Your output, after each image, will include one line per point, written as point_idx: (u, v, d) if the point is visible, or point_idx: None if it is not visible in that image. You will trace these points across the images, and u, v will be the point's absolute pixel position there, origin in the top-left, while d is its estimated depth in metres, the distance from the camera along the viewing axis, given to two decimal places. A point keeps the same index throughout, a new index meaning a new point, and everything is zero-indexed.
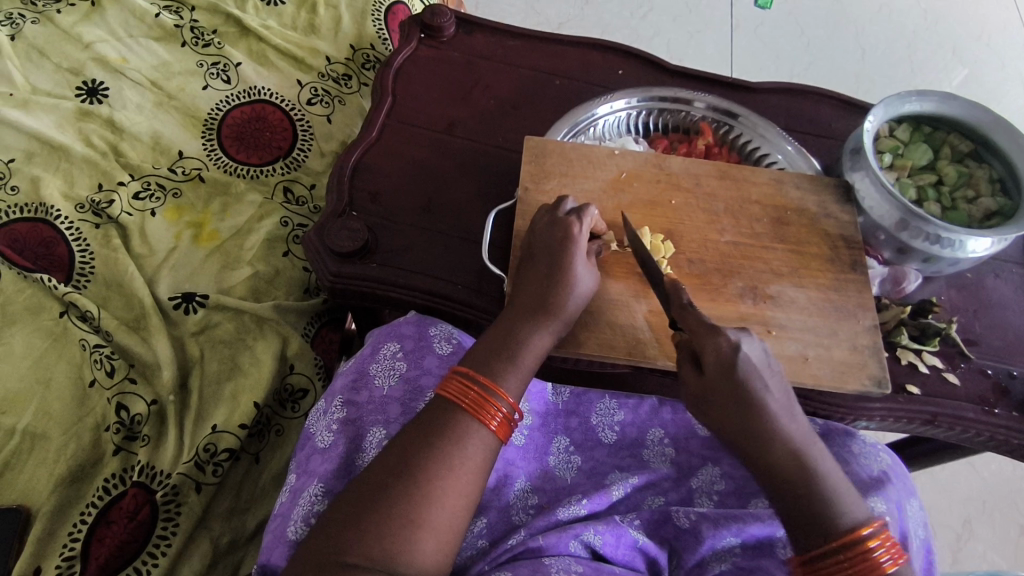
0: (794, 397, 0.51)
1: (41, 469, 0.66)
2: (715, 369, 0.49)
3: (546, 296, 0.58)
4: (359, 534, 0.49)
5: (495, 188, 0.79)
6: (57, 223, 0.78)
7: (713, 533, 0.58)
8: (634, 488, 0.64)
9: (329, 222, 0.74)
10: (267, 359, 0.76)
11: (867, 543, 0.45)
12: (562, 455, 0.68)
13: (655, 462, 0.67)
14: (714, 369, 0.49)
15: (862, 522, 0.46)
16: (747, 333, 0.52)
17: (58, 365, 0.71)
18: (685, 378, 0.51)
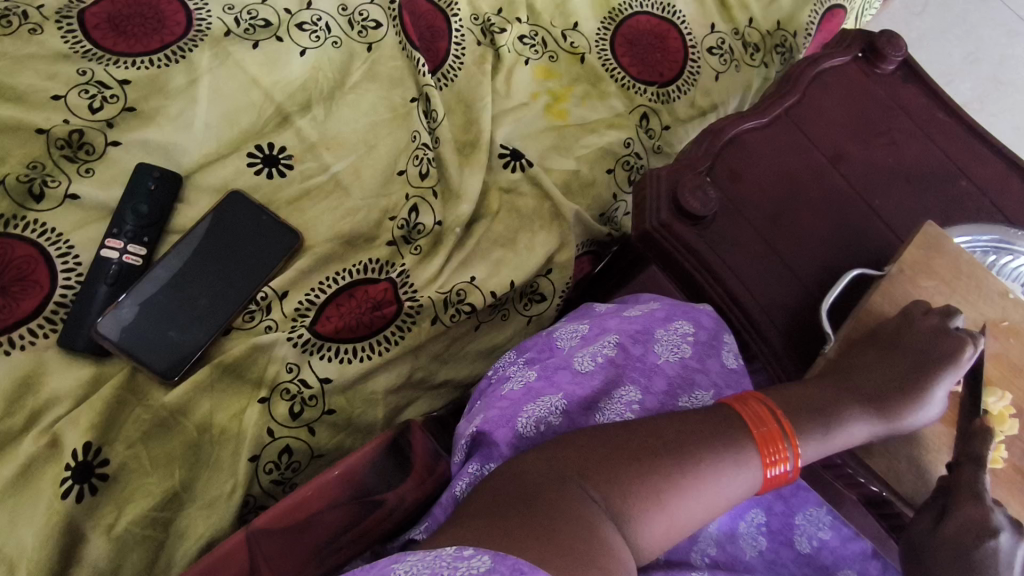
0: None
1: (328, 216, 0.69)
2: (954, 529, 0.49)
3: (887, 394, 0.53)
4: (611, 477, 0.46)
5: (852, 245, 0.71)
6: (450, 18, 0.79)
7: None
8: None
9: (686, 173, 0.70)
10: (542, 252, 0.74)
11: None
12: (751, 529, 0.63)
13: None
14: (949, 539, 0.49)
15: None
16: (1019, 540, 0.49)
17: (387, 140, 0.73)
18: (918, 521, 0.52)
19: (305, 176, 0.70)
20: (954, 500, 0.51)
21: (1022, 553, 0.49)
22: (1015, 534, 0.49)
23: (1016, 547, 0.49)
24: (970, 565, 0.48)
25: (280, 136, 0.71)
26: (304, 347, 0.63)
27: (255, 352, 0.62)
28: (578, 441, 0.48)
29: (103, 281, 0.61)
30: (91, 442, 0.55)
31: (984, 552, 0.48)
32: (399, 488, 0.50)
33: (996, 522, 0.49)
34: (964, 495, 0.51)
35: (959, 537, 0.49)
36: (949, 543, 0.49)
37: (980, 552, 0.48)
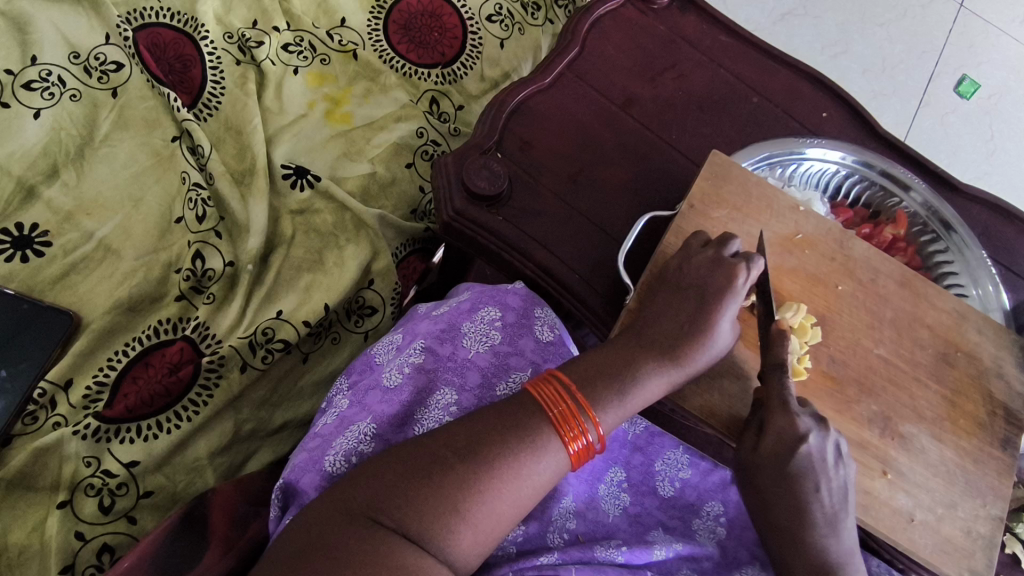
0: (850, 506, 0.51)
1: (104, 285, 0.64)
2: (772, 447, 0.51)
3: (677, 339, 0.52)
4: (404, 500, 0.43)
5: (654, 187, 0.71)
6: (200, 43, 0.74)
7: None
8: (676, 555, 0.60)
9: (471, 155, 0.68)
10: (353, 266, 0.70)
11: None
12: (613, 488, 0.63)
13: (701, 537, 0.62)
14: (767, 457, 0.51)
15: None
16: (826, 425, 0.51)
17: (154, 188, 0.68)
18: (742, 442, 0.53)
19: (66, 251, 0.64)
20: (767, 412, 0.52)
21: (831, 448, 0.51)
22: (822, 429, 0.51)
23: (825, 442, 0.50)
24: (789, 478, 0.50)
25: (29, 212, 0.65)
26: (98, 435, 0.58)
27: (41, 455, 0.56)
28: (372, 472, 0.45)
29: None
30: None
31: (797, 461, 0.50)
32: (198, 565, 0.46)
33: (804, 430, 0.50)
34: (775, 404, 0.51)
35: (777, 451, 0.50)
36: (766, 463, 0.51)
37: (794, 461, 0.50)
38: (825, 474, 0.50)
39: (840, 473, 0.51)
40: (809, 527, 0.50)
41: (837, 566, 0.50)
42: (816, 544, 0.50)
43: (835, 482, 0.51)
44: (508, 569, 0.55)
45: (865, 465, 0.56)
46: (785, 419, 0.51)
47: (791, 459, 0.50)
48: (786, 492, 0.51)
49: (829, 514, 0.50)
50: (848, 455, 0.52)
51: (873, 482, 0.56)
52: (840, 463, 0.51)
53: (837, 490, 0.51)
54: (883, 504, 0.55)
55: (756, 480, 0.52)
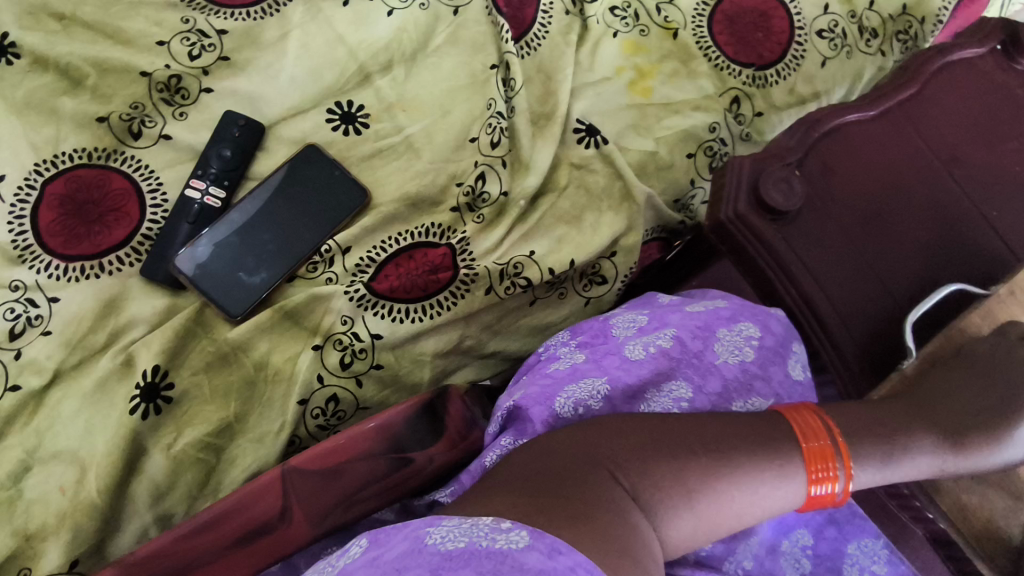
0: None
1: (398, 175, 0.71)
2: None
3: (969, 426, 0.48)
4: (641, 467, 0.44)
5: (956, 259, 0.64)
6: None
7: None
8: None
9: (771, 164, 0.65)
10: (605, 234, 0.71)
11: None
12: (795, 549, 0.60)
13: None
14: None
15: None
16: None
17: (462, 105, 0.73)
18: None
19: (378, 136, 0.72)
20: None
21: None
22: None
23: None
24: None
25: (360, 94, 0.73)
26: (360, 302, 0.65)
27: (314, 301, 0.64)
28: (615, 428, 0.47)
29: (185, 219, 0.66)
30: (160, 364, 0.60)
31: None
32: (428, 448, 0.52)
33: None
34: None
35: None
36: None
37: None
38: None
39: None
40: None
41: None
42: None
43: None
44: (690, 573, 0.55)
45: None
46: None
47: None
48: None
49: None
50: None
51: None
52: None
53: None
54: None
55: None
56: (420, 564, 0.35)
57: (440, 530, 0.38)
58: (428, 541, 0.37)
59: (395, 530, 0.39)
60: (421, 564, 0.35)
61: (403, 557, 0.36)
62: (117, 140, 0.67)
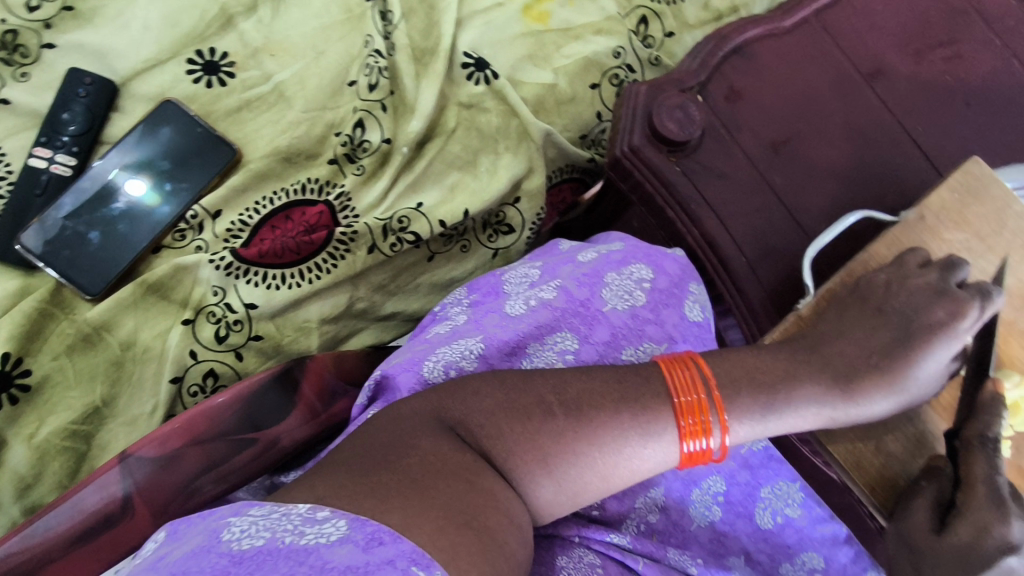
0: None
1: (269, 128, 0.65)
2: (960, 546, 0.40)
3: (860, 371, 0.44)
4: (490, 430, 0.39)
5: (870, 181, 0.58)
6: None
7: None
8: None
9: (668, 89, 0.59)
10: (503, 177, 0.66)
11: None
12: (708, 496, 0.56)
13: None
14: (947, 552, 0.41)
15: None
16: None
17: (336, 45, 0.66)
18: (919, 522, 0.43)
19: (246, 86, 0.65)
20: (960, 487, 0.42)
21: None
22: None
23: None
24: None
25: (222, 40, 0.66)
26: (228, 269, 0.60)
27: (180, 271, 0.59)
28: (465, 388, 0.42)
29: (33, 191, 0.60)
30: (9, 352, 0.55)
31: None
32: (283, 424, 0.49)
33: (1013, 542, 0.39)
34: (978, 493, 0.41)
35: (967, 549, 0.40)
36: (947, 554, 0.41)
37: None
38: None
39: None
40: None
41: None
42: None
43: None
44: (574, 533, 0.50)
45: None
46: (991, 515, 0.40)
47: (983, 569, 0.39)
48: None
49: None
50: None
51: None
52: None
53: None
54: None
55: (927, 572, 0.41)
56: (203, 568, 0.28)
57: (245, 522, 0.31)
58: (224, 536, 0.30)
59: (200, 519, 0.33)
60: (206, 567, 0.28)
61: (186, 560, 0.29)
62: None
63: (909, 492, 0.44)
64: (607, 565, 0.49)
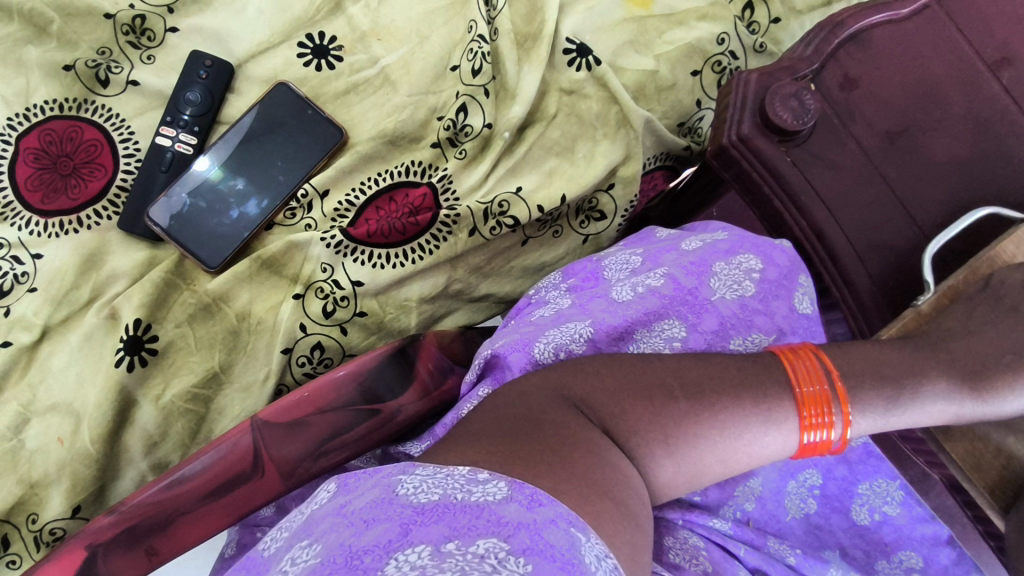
0: None
1: (375, 111, 0.66)
2: None
3: (989, 369, 0.43)
4: (612, 407, 0.40)
5: (987, 174, 0.56)
6: None
7: None
8: None
9: (782, 77, 0.58)
10: (601, 164, 0.67)
11: None
12: (806, 488, 0.56)
13: None
14: None
15: None
16: None
17: (440, 30, 0.68)
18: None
19: (353, 70, 0.67)
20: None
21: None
22: None
23: None
24: None
25: (331, 24, 0.68)
26: (338, 248, 0.62)
27: (293, 248, 0.62)
28: (588, 369, 0.43)
29: (159, 167, 0.64)
30: (141, 318, 0.58)
31: None
32: (399, 398, 0.51)
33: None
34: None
35: None
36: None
37: None
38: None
39: None
40: None
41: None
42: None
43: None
44: (678, 515, 0.51)
45: None
46: None
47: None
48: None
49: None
50: None
51: None
52: None
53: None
54: None
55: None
56: (389, 518, 0.29)
57: (414, 479, 0.32)
58: (399, 491, 0.31)
59: (369, 475, 0.34)
60: (392, 516, 0.29)
61: (371, 509, 0.30)
62: (86, 88, 0.63)
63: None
64: (712, 549, 0.49)
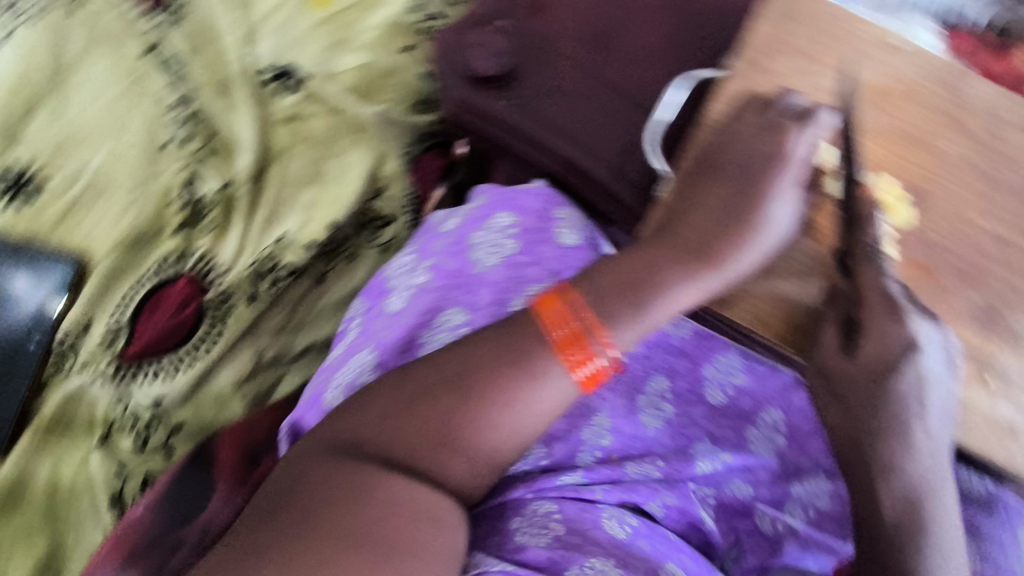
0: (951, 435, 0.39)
1: (103, 223, 0.62)
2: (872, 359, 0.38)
3: (711, 236, 0.42)
4: (387, 434, 0.40)
5: (692, 38, 0.56)
6: None
7: (796, 553, 0.54)
8: (725, 467, 0.57)
9: (467, 29, 0.57)
10: (354, 176, 0.64)
11: None
12: (654, 399, 0.59)
13: (757, 447, 0.58)
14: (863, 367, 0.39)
15: None
16: (940, 326, 0.39)
17: (133, 114, 0.63)
18: (826, 346, 0.40)
19: (61, 191, 0.62)
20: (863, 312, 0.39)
21: (942, 352, 0.39)
22: (936, 332, 0.38)
23: (935, 344, 0.38)
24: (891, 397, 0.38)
25: (19, 156, 0.62)
26: (119, 377, 0.59)
27: (75, 397, 0.59)
28: (356, 403, 0.42)
29: None
30: None
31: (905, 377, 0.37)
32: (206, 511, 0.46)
33: (915, 333, 0.38)
34: (874, 302, 0.40)
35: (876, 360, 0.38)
36: (864, 379, 0.38)
37: (902, 381, 0.37)
38: (933, 387, 0.38)
39: (947, 386, 0.39)
40: (899, 457, 0.38)
41: (930, 501, 0.38)
42: (905, 474, 0.37)
43: (940, 397, 0.39)
44: (525, 492, 0.52)
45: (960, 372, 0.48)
46: (885, 319, 0.39)
47: (894, 371, 0.38)
48: (881, 410, 0.38)
49: (932, 443, 0.38)
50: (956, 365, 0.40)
51: (966, 391, 0.47)
52: (950, 376, 0.39)
53: (941, 406, 0.39)
54: (976, 415, 0.47)
55: (847, 393, 0.39)
56: None
57: None
58: None
59: None
60: None
61: None
62: None
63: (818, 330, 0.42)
64: (566, 507, 0.51)
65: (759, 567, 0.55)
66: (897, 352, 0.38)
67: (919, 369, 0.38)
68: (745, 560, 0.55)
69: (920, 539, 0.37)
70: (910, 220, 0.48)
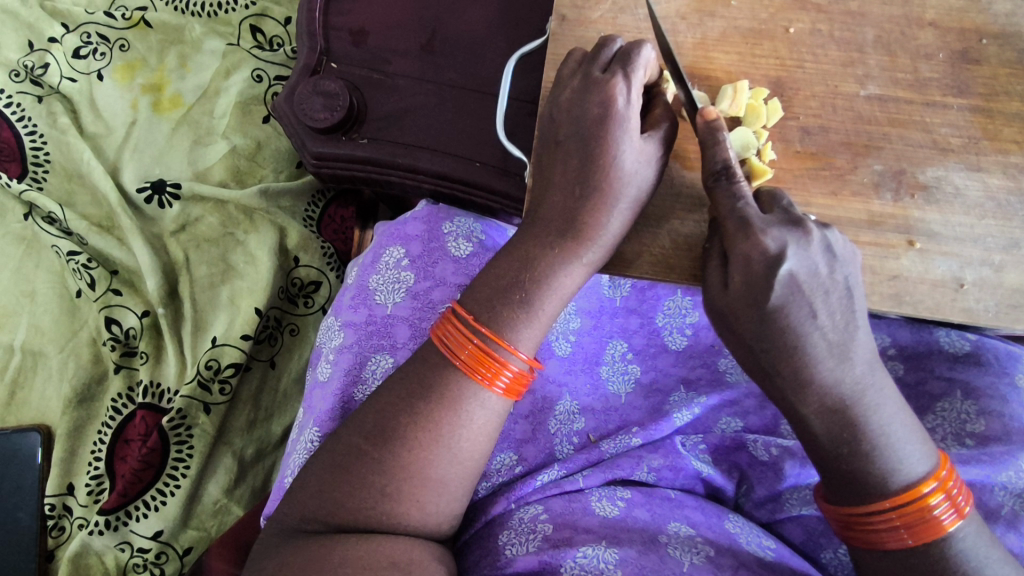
0: (858, 325, 0.37)
1: (50, 385, 0.69)
2: (742, 287, 0.37)
3: (574, 209, 0.41)
4: (335, 503, 0.41)
5: (506, 20, 0.58)
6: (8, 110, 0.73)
7: (798, 471, 0.50)
8: (708, 408, 0.54)
9: (301, 84, 0.59)
10: (263, 255, 0.71)
11: (856, 516, 0.37)
12: (617, 364, 0.57)
13: (732, 376, 0.55)
14: (737, 292, 0.37)
15: (919, 479, 0.37)
16: (802, 225, 0.37)
17: (40, 276, 0.71)
18: (708, 284, 0.38)
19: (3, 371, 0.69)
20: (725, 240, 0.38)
21: (819, 252, 0.37)
22: (796, 239, 0.37)
23: (805, 246, 0.37)
24: (774, 315, 0.36)
25: None
26: (113, 526, 0.64)
27: (79, 559, 0.63)
28: (300, 482, 0.43)
29: None
30: None
31: (778, 293, 0.36)
32: None
33: (775, 248, 0.36)
34: (731, 228, 0.38)
35: (749, 288, 0.36)
36: (742, 305, 0.37)
37: (774, 296, 0.36)
38: (819, 289, 0.37)
39: (839, 276, 0.37)
40: (812, 366, 0.36)
41: (854, 401, 0.37)
42: (819, 383, 0.36)
43: (836, 290, 0.37)
44: (507, 503, 0.52)
45: (882, 244, 0.45)
46: (744, 242, 0.37)
47: (770, 295, 0.36)
48: (776, 335, 0.36)
49: (840, 344, 0.37)
50: (840, 249, 0.38)
51: (898, 261, 0.44)
52: (832, 266, 0.37)
53: (837, 303, 0.37)
54: (918, 284, 0.44)
55: (737, 326, 0.37)
56: None
57: None
58: None
59: None
60: None
61: None
62: None
63: (704, 267, 0.40)
64: (551, 504, 0.50)
65: (772, 497, 0.51)
66: (766, 276, 0.36)
67: (793, 282, 0.36)
68: (754, 491, 0.51)
69: (858, 437, 0.37)
70: (771, 159, 0.46)
